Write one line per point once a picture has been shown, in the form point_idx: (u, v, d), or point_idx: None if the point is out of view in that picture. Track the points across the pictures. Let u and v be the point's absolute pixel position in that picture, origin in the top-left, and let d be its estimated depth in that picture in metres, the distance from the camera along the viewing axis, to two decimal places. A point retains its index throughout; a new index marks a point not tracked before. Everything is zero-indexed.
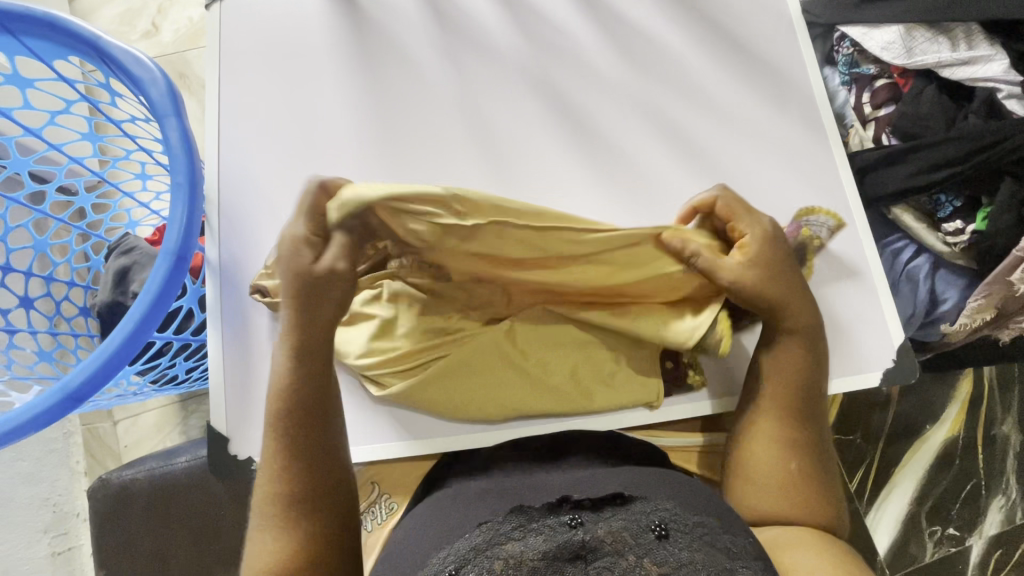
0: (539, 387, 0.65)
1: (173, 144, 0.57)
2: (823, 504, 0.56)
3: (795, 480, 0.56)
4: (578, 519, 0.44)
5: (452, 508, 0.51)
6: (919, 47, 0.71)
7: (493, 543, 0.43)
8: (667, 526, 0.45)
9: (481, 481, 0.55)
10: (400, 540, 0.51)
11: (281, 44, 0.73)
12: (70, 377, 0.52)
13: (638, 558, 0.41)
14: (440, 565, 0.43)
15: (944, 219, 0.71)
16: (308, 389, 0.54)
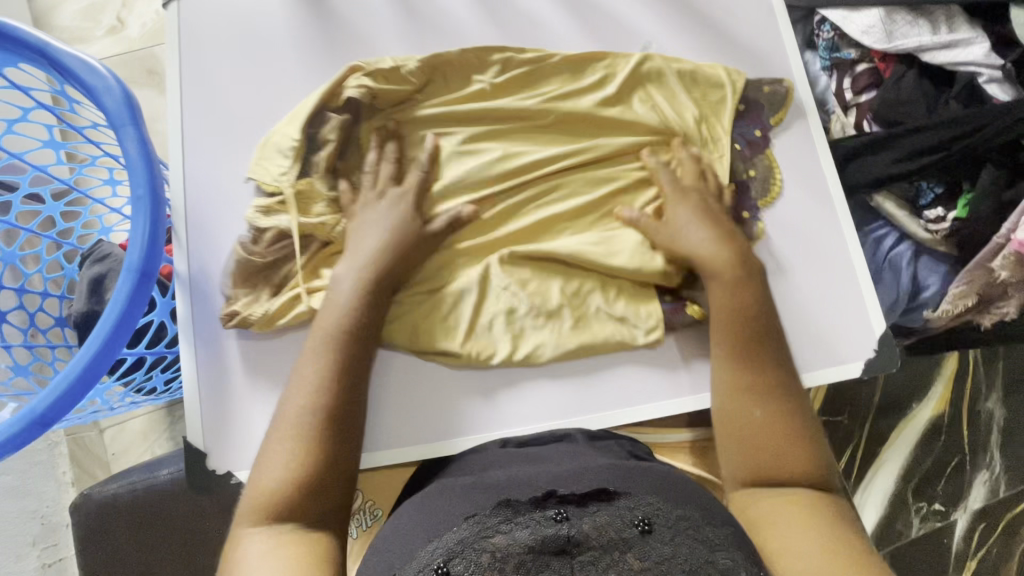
0: (540, 314, 0.65)
1: (131, 155, 0.54)
2: (794, 431, 0.54)
3: (766, 428, 0.54)
4: (564, 513, 0.43)
5: (435, 505, 0.50)
6: (899, 31, 0.69)
7: (480, 535, 0.42)
8: (650, 521, 0.44)
9: (460, 477, 0.55)
10: (382, 539, 0.49)
11: (244, 40, 0.70)
12: (36, 402, 0.51)
13: (622, 552, 0.41)
14: (428, 558, 0.41)
15: (925, 206, 0.71)
16: (364, 320, 0.57)
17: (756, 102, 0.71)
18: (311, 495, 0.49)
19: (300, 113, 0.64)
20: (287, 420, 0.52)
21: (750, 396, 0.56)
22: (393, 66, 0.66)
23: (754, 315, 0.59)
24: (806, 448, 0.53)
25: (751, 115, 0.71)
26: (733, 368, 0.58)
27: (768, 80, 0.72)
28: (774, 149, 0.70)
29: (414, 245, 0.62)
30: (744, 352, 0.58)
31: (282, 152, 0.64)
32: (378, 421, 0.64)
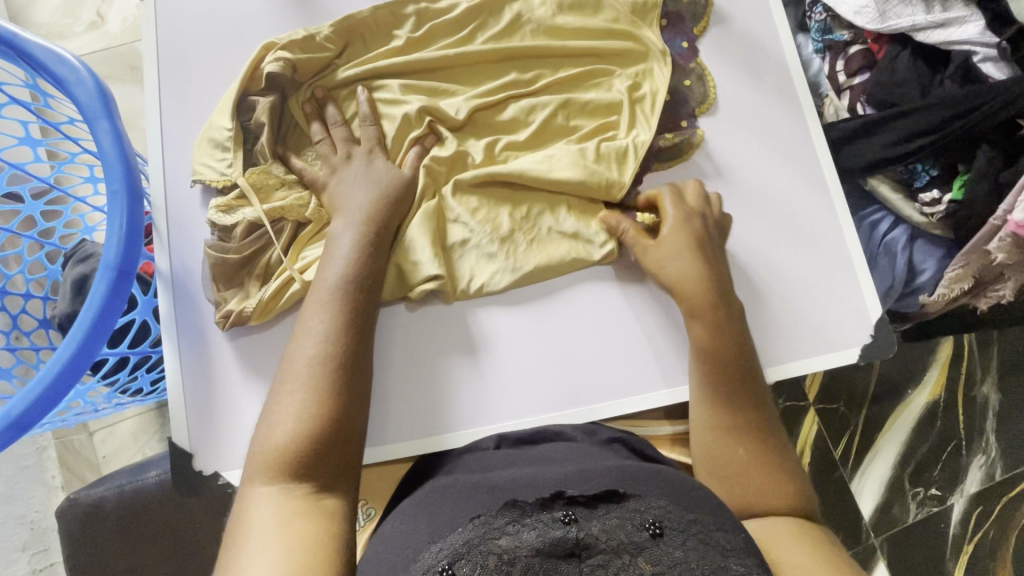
0: (492, 239, 0.64)
1: (106, 149, 0.52)
2: (774, 463, 0.53)
3: (746, 462, 0.54)
4: (572, 516, 0.42)
5: (442, 506, 0.49)
6: (892, 11, 0.68)
7: (486, 536, 0.41)
8: (661, 524, 0.43)
9: (466, 474, 0.54)
10: (387, 535, 0.49)
11: (222, 28, 0.69)
12: (12, 405, 0.49)
13: (632, 557, 0.40)
14: (434, 559, 0.41)
15: (920, 188, 0.70)
16: (369, 269, 0.57)
17: (677, 14, 0.72)
18: (328, 446, 0.48)
19: (226, 105, 0.64)
20: (294, 372, 0.51)
21: (730, 435, 0.55)
22: (306, 34, 0.65)
23: (733, 351, 0.58)
24: (789, 478, 0.53)
25: (672, 29, 0.72)
26: (715, 405, 0.57)
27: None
28: (703, 58, 0.71)
29: (402, 200, 0.62)
30: (722, 389, 0.57)
31: (220, 146, 0.63)
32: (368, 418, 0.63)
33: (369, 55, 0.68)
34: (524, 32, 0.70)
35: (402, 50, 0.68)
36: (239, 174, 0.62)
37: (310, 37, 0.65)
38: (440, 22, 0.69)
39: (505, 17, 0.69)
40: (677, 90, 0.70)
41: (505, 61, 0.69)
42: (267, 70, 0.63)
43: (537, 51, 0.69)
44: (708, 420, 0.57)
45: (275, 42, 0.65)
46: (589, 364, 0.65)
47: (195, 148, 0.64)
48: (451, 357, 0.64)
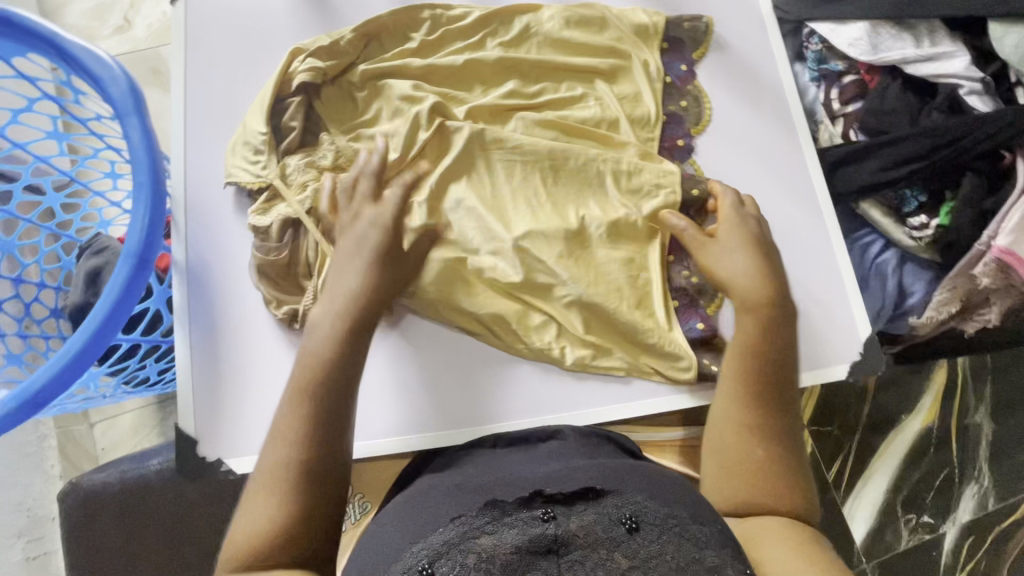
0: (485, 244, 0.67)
1: (135, 144, 0.56)
2: (779, 479, 0.52)
3: (759, 465, 0.53)
4: (551, 513, 0.44)
5: (427, 502, 0.49)
6: (884, 44, 0.71)
7: (467, 535, 0.43)
8: (638, 519, 0.44)
9: (453, 474, 0.55)
10: (373, 532, 0.49)
11: (248, 35, 0.72)
12: (29, 383, 0.51)
13: (608, 552, 0.41)
14: (412, 559, 0.42)
15: (909, 213, 0.72)
16: (358, 307, 0.56)
17: (678, 40, 0.76)
18: (314, 484, 0.48)
19: (260, 108, 0.67)
20: (270, 471, 0.48)
21: (750, 432, 0.54)
22: (331, 40, 0.69)
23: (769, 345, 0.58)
24: (793, 484, 0.53)
25: (673, 53, 0.76)
26: (740, 400, 0.56)
27: (688, 18, 0.76)
28: (700, 80, 0.75)
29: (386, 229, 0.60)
30: (751, 388, 0.57)
31: (257, 149, 0.66)
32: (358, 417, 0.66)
33: (382, 54, 0.71)
34: (532, 44, 0.73)
35: (414, 53, 0.72)
36: (275, 173, 0.65)
37: (336, 42, 0.69)
38: (456, 26, 0.72)
39: (516, 29, 0.73)
40: (673, 111, 0.74)
41: (514, 75, 0.73)
42: (299, 79, 0.67)
43: (546, 68, 0.73)
44: (736, 416, 0.56)
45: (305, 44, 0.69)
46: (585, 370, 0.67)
47: (229, 152, 0.67)
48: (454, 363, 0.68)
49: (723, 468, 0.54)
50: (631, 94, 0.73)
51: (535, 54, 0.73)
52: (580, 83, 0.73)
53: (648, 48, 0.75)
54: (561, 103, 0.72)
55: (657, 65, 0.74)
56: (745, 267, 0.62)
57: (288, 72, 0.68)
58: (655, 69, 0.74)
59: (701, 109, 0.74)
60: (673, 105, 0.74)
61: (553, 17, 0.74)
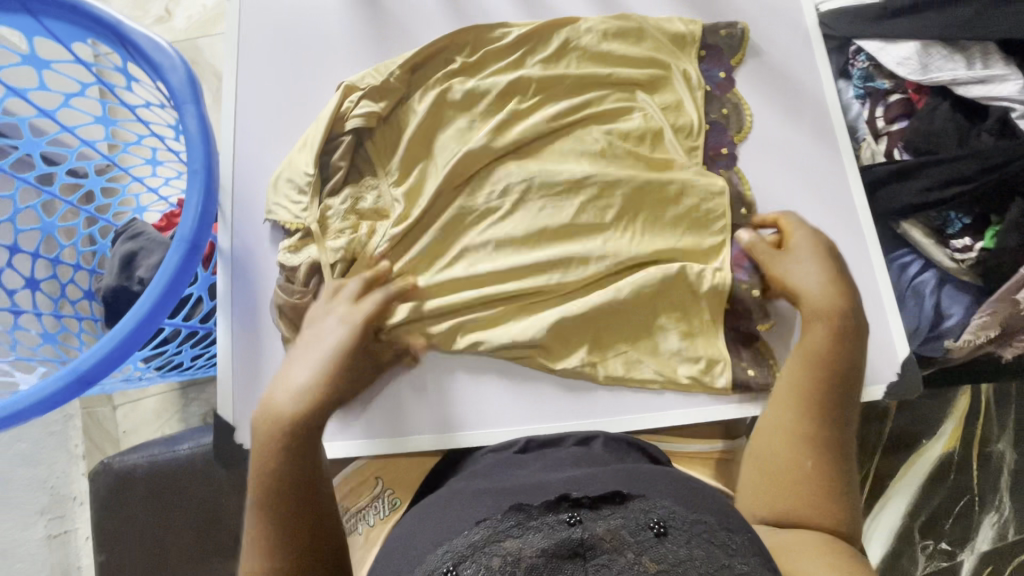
0: (522, 247, 0.67)
1: (191, 132, 0.56)
2: (832, 493, 0.50)
3: (810, 475, 0.51)
4: (577, 517, 0.42)
5: (448, 508, 0.48)
6: (935, 65, 0.71)
7: (492, 539, 0.41)
8: (666, 524, 0.42)
9: (476, 480, 0.53)
10: (395, 538, 0.48)
11: (298, 40, 0.76)
12: (79, 361, 0.52)
13: (636, 555, 0.39)
14: (437, 563, 0.40)
15: (953, 235, 0.72)
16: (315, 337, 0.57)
17: (715, 46, 0.76)
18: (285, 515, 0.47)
19: (311, 146, 0.68)
20: (258, 566, 0.45)
21: (801, 440, 0.53)
22: (382, 78, 0.70)
23: (840, 369, 0.56)
24: (843, 502, 0.50)
25: (711, 60, 0.76)
26: (797, 405, 0.55)
27: (723, 25, 0.76)
28: (740, 86, 0.75)
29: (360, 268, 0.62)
30: (809, 392, 0.55)
31: (299, 188, 0.67)
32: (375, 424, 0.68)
33: (426, 85, 0.72)
34: (571, 58, 0.74)
35: (460, 74, 0.72)
36: (314, 217, 0.66)
37: (384, 80, 0.70)
38: (496, 47, 0.73)
39: (555, 44, 0.74)
40: (716, 119, 0.74)
41: (557, 86, 0.72)
42: (352, 125, 0.68)
43: (588, 81, 0.73)
44: (788, 421, 0.54)
45: (357, 82, 0.70)
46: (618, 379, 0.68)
47: (271, 187, 0.69)
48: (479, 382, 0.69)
49: (765, 478, 0.52)
50: (673, 103, 0.73)
51: (575, 68, 0.73)
52: (623, 95, 0.73)
53: (689, 58, 0.75)
54: (603, 110, 0.72)
55: (697, 73, 0.74)
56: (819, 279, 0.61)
57: (340, 108, 0.69)
58: (694, 80, 0.74)
59: (742, 120, 0.74)
60: (715, 113, 0.74)
61: (592, 28, 0.74)
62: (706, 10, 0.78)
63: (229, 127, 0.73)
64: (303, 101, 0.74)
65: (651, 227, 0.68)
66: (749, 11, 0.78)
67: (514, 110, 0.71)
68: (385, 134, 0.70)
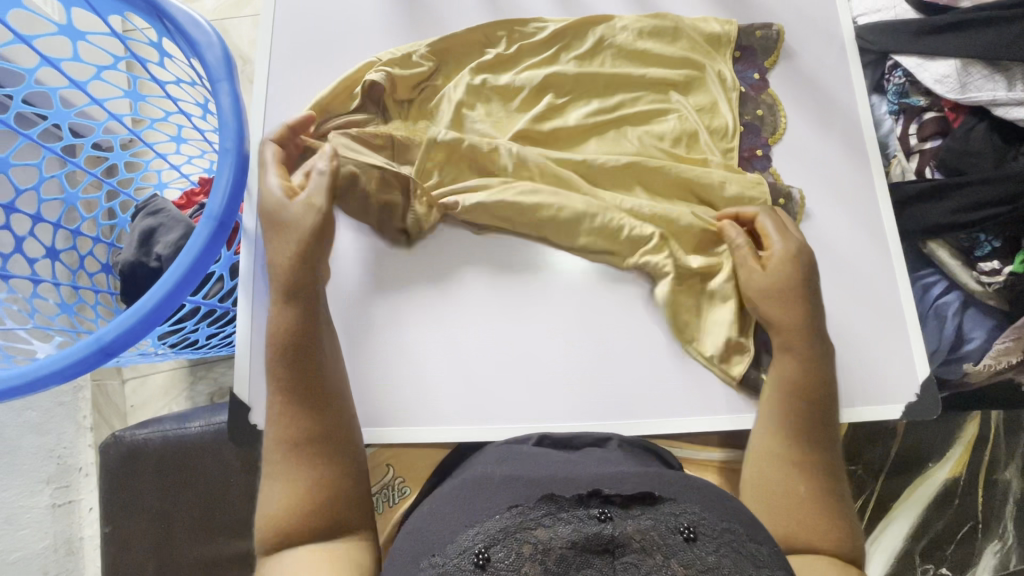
0: None
1: (225, 110, 0.56)
2: (828, 517, 0.52)
3: (803, 500, 0.53)
4: (607, 513, 0.42)
5: (476, 493, 0.48)
6: (974, 84, 0.70)
7: (522, 526, 0.41)
8: (695, 529, 0.42)
9: (501, 467, 0.53)
10: (421, 518, 0.48)
11: (332, 25, 0.76)
12: (103, 331, 0.52)
13: (665, 558, 0.39)
14: (467, 543, 0.40)
15: (980, 257, 0.71)
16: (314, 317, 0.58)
17: (750, 48, 0.75)
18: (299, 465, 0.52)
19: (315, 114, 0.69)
20: (286, 430, 0.52)
21: (795, 463, 0.55)
22: (403, 54, 0.71)
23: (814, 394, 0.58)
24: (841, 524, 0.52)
25: (745, 61, 0.75)
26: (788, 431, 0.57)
27: (759, 26, 0.76)
28: (774, 91, 0.74)
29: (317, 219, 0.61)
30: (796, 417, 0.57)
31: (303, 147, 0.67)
32: (381, 400, 0.66)
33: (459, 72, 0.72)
34: (606, 56, 0.73)
35: (492, 66, 0.72)
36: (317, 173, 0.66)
37: (408, 56, 0.71)
38: (531, 42, 0.73)
39: (590, 41, 0.73)
40: (750, 121, 0.73)
41: (589, 84, 0.72)
42: (370, 78, 0.68)
43: (622, 80, 0.72)
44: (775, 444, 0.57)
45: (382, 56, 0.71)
46: (634, 384, 0.67)
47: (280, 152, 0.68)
48: (493, 361, 0.67)
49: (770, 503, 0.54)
50: (708, 105, 0.72)
51: (608, 67, 0.73)
52: (656, 97, 0.73)
53: (725, 62, 0.74)
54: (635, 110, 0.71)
55: (731, 75, 0.73)
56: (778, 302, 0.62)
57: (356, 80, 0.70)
58: (729, 84, 0.73)
59: (774, 128, 0.73)
60: (749, 115, 0.73)
61: (626, 27, 0.74)
62: (743, 16, 0.77)
63: (260, 107, 0.73)
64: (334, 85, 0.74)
65: (676, 231, 0.68)
66: (786, 20, 0.77)
67: (548, 106, 0.71)
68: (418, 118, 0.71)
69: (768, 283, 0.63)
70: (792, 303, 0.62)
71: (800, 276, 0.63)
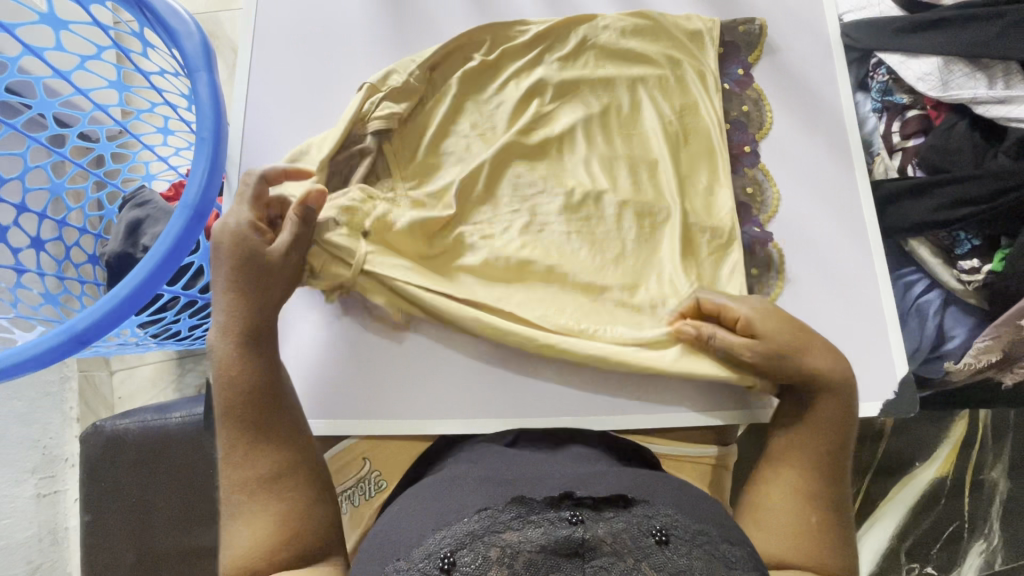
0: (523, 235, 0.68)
1: (201, 99, 0.56)
2: (831, 546, 0.51)
3: (812, 530, 0.51)
4: (578, 516, 0.42)
5: (450, 492, 0.48)
6: (955, 82, 0.70)
7: (491, 529, 0.41)
8: (668, 532, 0.42)
9: (476, 466, 0.53)
10: (390, 518, 0.48)
11: (316, 17, 0.76)
12: (76, 320, 0.52)
13: (636, 561, 0.39)
14: (436, 546, 0.41)
15: (961, 256, 0.71)
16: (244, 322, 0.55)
17: (734, 44, 0.75)
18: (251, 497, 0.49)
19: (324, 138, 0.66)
20: (241, 476, 0.50)
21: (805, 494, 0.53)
22: (400, 77, 0.68)
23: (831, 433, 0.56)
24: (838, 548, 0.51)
25: (729, 57, 0.75)
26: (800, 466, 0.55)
27: (742, 21, 0.76)
28: (760, 85, 0.75)
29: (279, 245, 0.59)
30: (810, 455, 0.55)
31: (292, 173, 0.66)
32: (358, 393, 0.67)
33: (448, 84, 0.71)
34: (589, 51, 0.73)
35: (478, 74, 0.72)
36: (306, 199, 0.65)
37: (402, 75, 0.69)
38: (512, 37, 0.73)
39: (572, 43, 0.73)
40: (736, 117, 0.73)
41: (572, 88, 0.72)
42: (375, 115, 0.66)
43: (605, 83, 0.72)
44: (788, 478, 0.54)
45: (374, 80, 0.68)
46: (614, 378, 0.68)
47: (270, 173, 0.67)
48: (473, 355, 0.68)
49: (775, 526, 0.51)
50: (690, 102, 0.72)
51: (592, 62, 0.73)
52: (639, 92, 0.73)
53: (712, 56, 0.74)
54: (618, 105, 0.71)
55: (715, 70, 0.73)
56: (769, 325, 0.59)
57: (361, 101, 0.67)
58: (713, 80, 0.73)
59: (758, 123, 0.73)
60: (735, 110, 0.73)
61: (609, 25, 0.73)
62: (728, 12, 0.77)
63: (243, 98, 0.73)
64: (317, 76, 0.74)
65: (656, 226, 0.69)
66: (771, 17, 0.77)
67: (535, 113, 0.71)
68: (403, 136, 0.69)
69: (771, 345, 0.58)
70: (812, 347, 0.58)
71: (774, 311, 0.61)
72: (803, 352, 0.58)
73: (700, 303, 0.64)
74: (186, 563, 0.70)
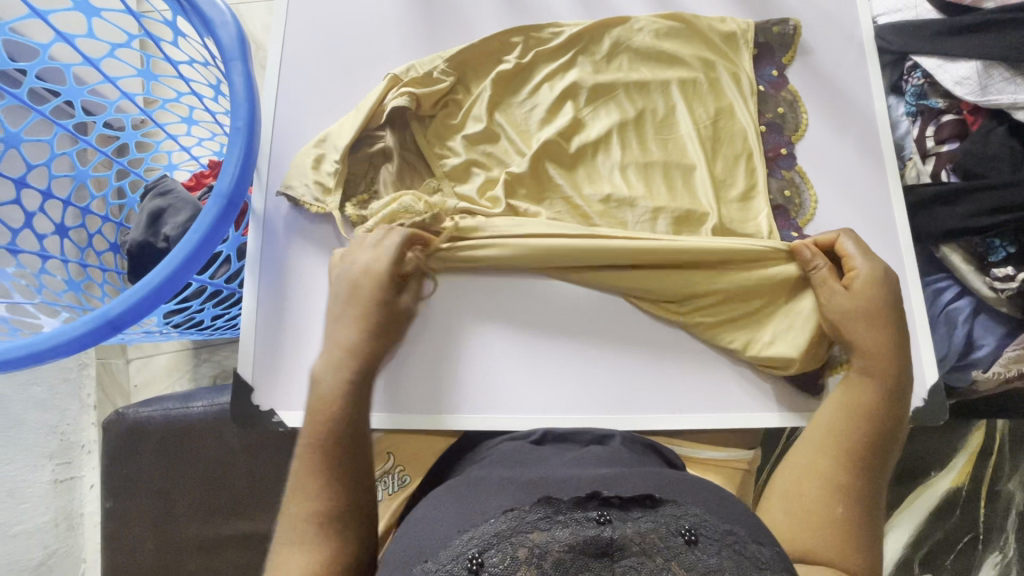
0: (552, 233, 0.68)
1: (236, 89, 0.56)
2: (858, 542, 0.48)
3: (838, 521, 0.49)
4: (606, 516, 0.42)
5: (472, 493, 0.47)
6: (994, 87, 0.69)
7: (519, 530, 0.41)
8: (696, 531, 0.42)
9: (498, 469, 0.52)
10: (416, 519, 0.47)
11: (346, 10, 0.76)
12: (108, 307, 0.52)
13: (666, 560, 0.39)
14: (463, 546, 0.40)
15: (994, 264, 0.70)
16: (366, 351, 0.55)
17: (767, 45, 0.74)
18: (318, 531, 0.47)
19: (346, 132, 0.68)
20: (311, 508, 0.47)
21: (835, 484, 0.51)
22: (426, 70, 0.70)
23: (881, 427, 0.54)
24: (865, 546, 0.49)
25: (763, 58, 0.74)
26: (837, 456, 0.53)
27: (775, 21, 0.75)
28: (794, 86, 0.74)
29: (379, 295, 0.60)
30: (851, 448, 0.53)
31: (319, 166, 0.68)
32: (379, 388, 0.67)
33: (481, 85, 0.72)
34: (621, 50, 0.73)
35: (509, 78, 0.72)
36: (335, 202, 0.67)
37: (430, 73, 0.70)
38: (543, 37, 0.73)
39: (606, 46, 0.73)
40: (771, 118, 0.72)
41: (606, 93, 0.72)
42: (391, 106, 0.67)
43: (639, 85, 0.72)
44: (820, 467, 0.52)
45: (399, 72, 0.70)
46: (635, 377, 0.67)
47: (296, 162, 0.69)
48: (494, 351, 0.68)
49: (799, 513, 0.50)
50: (722, 102, 0.72)
51: (622, 62, 0.73)
52: (670, 92, 0.72)
53: (746, 57, 0.73)
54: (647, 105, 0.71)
55: (749, 73, 0.72)
56: (873, 290, 0.60)
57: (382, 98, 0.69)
58: (745, 81, 0.72)
59: (791, 125, 0.73)
60: (770, 112, 0.73)
61: (643, 28, 0.73)
62: (761, 13, 0.76)
63: (272, 88, 0.73)
64: (348, 70, 0.74)
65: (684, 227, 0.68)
66: (805, 19, 0.76)
67: (567, 118, 0.71)
68: (436, 138, 0.70)
69: (851, 306, 0.60)
70: (879, 325, 0.58)
71: (887, 296, 0.60)
72: (865, 324, 0.59)
73: (836, 244, 0.64)
74: (205, 552, 0.70)
